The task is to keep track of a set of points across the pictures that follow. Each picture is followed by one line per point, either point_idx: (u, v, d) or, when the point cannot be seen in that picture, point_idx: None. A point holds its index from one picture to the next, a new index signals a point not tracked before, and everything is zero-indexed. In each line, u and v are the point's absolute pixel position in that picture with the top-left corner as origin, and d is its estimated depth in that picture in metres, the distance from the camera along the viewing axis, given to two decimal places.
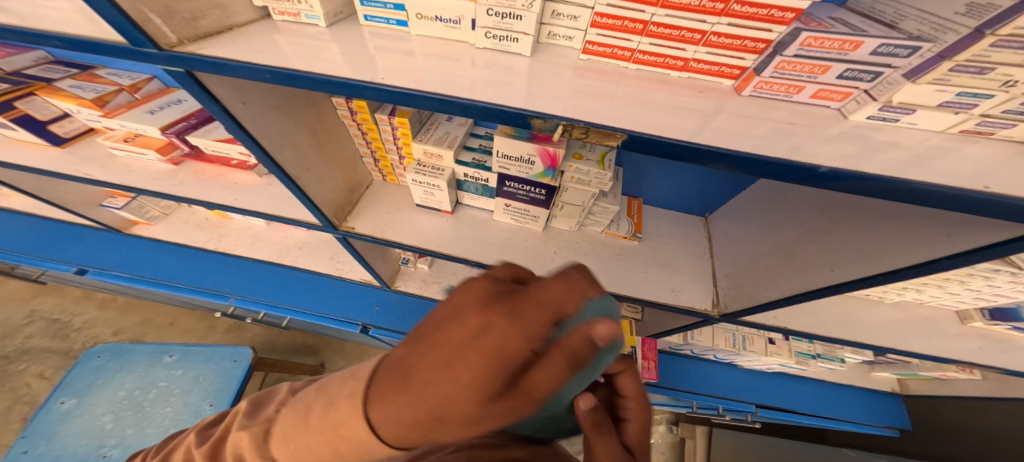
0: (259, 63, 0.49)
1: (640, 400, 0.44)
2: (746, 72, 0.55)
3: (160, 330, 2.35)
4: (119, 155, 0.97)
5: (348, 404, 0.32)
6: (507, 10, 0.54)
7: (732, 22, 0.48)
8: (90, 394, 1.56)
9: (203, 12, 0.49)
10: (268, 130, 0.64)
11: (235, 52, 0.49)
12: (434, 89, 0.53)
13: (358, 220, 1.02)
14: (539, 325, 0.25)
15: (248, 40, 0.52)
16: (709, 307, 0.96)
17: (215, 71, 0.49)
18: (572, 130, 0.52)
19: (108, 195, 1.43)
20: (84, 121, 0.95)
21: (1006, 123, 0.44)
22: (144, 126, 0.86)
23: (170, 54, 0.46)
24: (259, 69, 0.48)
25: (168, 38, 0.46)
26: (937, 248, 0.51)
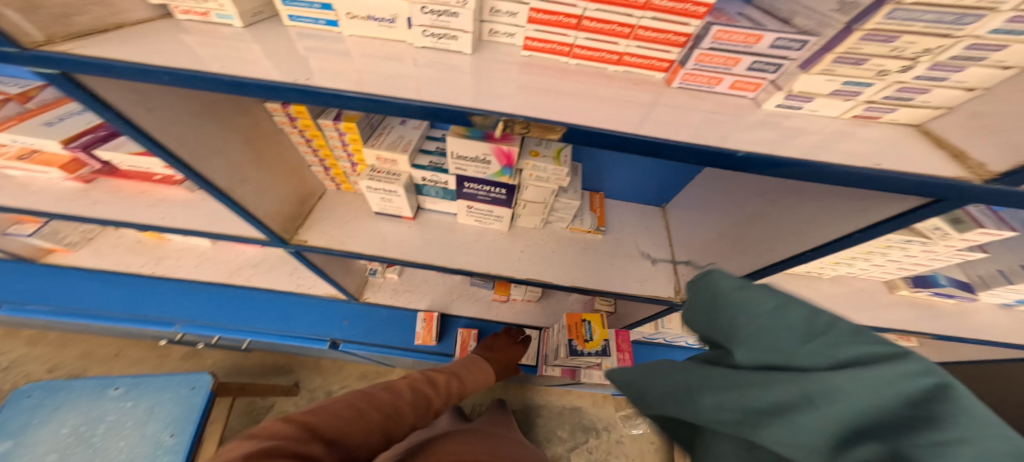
0: (152, 64, 0.45)
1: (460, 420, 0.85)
2: (674, 65, 0.58)
3: (104, 364, 2.14)
4: (15, 176, 0.88)
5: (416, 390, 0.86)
6: (442, 8, 0.52)
7: (657, 16, 0.51)
8: (24, 435, 1.38)
9: (77, 8, 0.44)
10: (187, 139, 0.60)
11: (127, 53, 0.45)
12: (365, 90, 0.50)
13: (312, 232, 0.97)
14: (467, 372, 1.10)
15: (148, 41, 0.48)
16: (672, 294, 0.99)
17: (98, 73, 0.44)
18: (513, 125, 0.51)
19: (14, 221, 1.28)
20: None
21: (887, 108, 0.49)
22: (41, 139, 0.77)
23: (34, 53, 0.41)
24: (152, 71, 0.44)
25: (33, 36, 0.42)
26: (849, 223, 0.56)
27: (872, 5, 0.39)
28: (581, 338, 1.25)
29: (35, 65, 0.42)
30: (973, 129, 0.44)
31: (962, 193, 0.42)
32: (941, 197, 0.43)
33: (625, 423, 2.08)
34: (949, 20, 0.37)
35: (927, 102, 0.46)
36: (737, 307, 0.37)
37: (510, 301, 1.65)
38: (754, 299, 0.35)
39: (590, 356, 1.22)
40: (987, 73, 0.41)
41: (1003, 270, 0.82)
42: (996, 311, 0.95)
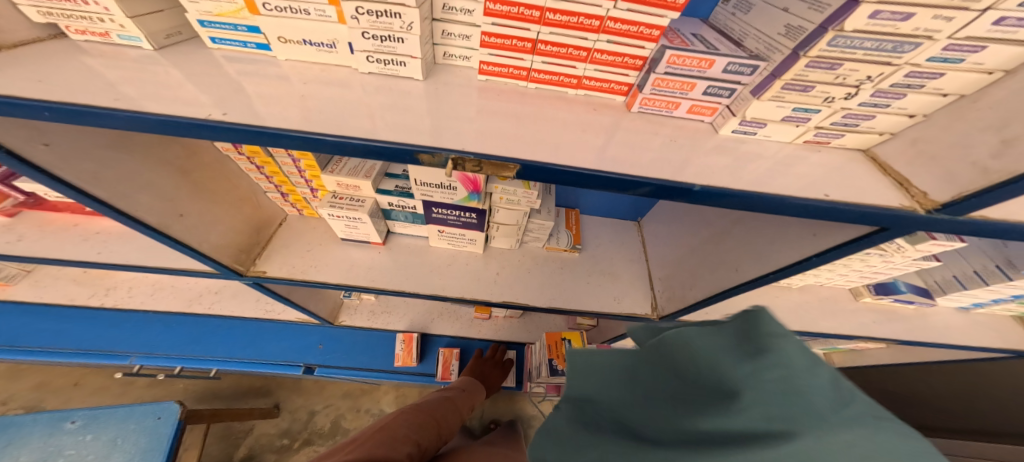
0: (33, 97, 0.39)
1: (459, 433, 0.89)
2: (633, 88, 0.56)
3: (59, 395, 1.98)
4: None
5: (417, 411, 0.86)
6: (384, 33, 0.49)
7: (611, 39, 0.49)
8: None
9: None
10: (101, 176, 0.54)
11: (9, 86, 0.39)
12: (299, 123, 0.46)
13: (271, 262, 0.91)
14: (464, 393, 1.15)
15: (38, 68, 0.43)
16: (649, 311, 0.99)
17: None
18: (464, 163, 0.47)
19: None
20: None
21: (836, 134, 0.48)
22: None
23: None
24: (33, 106, 0.38)
25: None
26: (807, 247, 0.56)
27: (816, 31, 0.38)
28: (561, 356, 1.23)
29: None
30: (914, 155, 0.45)
31: (905, 223, 0.42)
32: (886, 226, 0.43)
33: None
34: (890, 48, 0.37)
35: (872, 128, 0.47)
36: (748, 361, 0.23)
37: (492, 318, 1.61)
38: (787, 355, 0.22)
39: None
40: (927, 100, 0.42)
41: (958, 276, 0.85)
42: (953, 314, 0.99)
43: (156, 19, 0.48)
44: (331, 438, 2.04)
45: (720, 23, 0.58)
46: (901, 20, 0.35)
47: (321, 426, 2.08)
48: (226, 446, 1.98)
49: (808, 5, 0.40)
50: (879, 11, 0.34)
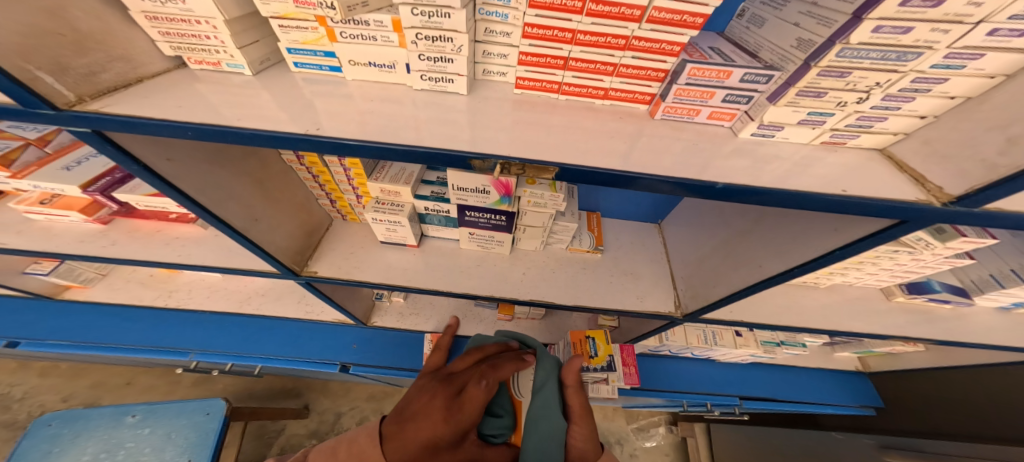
0: (168, 118, 0.47)
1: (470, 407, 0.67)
2: (655, 98, 0.61)
3: (114, 392, 2.12)
4: (36, 220, 0.92)
5: (470, 384, 0.68)
6: (438, 54, 0.57)
7: (636, 55, 0.54)
8: None
9: (102, 66, 0.48)
10: (204, 185, 0.63)
11: (148, 109, 0.48)
12: (368, 136, 0.54)
13: (321, 263, 1.02)
14: (470, 397, 0.67)
15: (167, 94, 0.52)
16: (673, 309, 1.02)
17: (126, 130, 0.46)
18: (509, 167, 0.54)
19: (33, 261, 1.31)
20: None
21: (851, 134, 0.52)
22: (58, 184, 0.80)
23: (71, 113, 0.43)
24: (178, 128, 0.47)
25: (66, 97, 0.44)
26: (831, 241, 0.58)
27: (825, 45, 0.42)
28: (586, 354, 1.31)
29: (70, 123, 0.44)
30: (926, 153, 0.48)
31: (923, 215, 0.45)
32: (905, 219, 0.46)
33: (639, 436, 2.19)
34: (893, 57, 0.41)
35: (887, 128, 0.50)
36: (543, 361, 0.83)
37: (515, 320, 1.65)
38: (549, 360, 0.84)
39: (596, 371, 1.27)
40: (937, 102, 0.45)
41: (995, 275, 0.84)
42: (992, 314, 0.96)
43: (255, 48, 0.56)
44: None
45: (734, 35, 0.63)
46: (902, 32, 0.39)
47: (347, 428, 2.17)
48: (259, 446, 2.09)
49: (817, 21, 0.44)
50: (880, 26, 0.38)
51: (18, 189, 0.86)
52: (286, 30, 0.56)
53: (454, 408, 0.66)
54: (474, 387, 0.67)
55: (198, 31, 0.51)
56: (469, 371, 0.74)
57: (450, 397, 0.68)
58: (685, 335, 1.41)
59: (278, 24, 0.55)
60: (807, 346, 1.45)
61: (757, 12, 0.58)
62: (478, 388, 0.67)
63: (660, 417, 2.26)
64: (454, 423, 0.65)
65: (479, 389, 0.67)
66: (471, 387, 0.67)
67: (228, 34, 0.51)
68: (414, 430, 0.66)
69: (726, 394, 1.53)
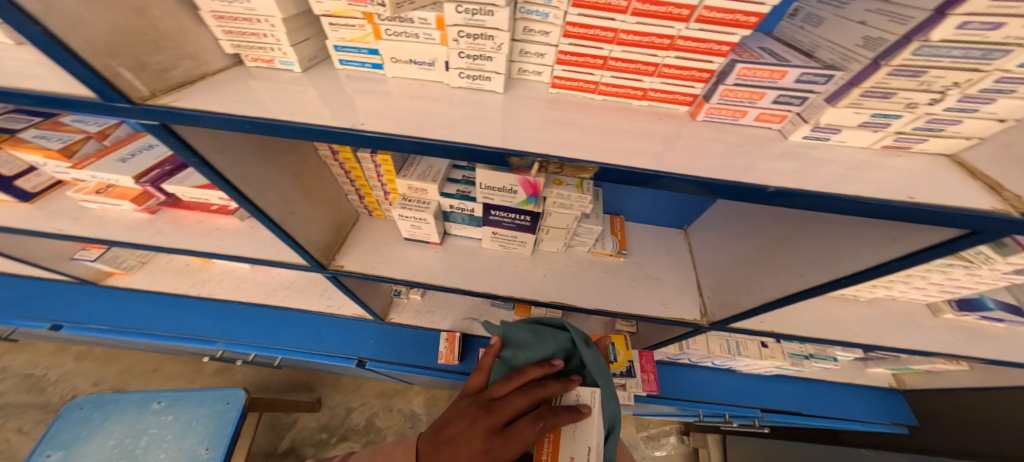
0: (231, 112, 0.49)
1: (516, 443, 0.64)
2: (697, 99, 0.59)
3: (141, 379, 2.19)
4: (91, 208, 0.96)
5: (522, 422, 0.65)
6: (478, 52, 0.57)
7: (680, 55, 0.52)
8: (75, 446, 1.44)
9: (174, 63, 0.50)
10: (250, 177, 0.66)
11: (213, 104, 0.50)
12: (409, 131, 0.54)
13: (347, 258, 1.04)
14: (520, 435, 0.64)
15: (227, 90, 0.53)
16: (698, 317, 1.00)
17: (190, 123, 0.49)
18: (547, 166, 0.54)
19: (80, 247, 1.37)
20: (55, 174, 0.90)
21: (919, 138, 0.50)
22: (115, 176, 0.83)
23: (146, 107, 0.46)
24: (238, 121, 0.49)
25: (140, 91, 0.47)
26: (885, 252, 0.56)
27: (898, 42, 0.40)
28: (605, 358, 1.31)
29: (143, 117, 0.47)
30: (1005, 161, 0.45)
31: (999, 226, 0.42)
32: (977, 229, 0.43)
33: (648, 445, 2.14)
34: (977, 55, 0.39)
35: (959, 133, 0.48)
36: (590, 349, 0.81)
37: None
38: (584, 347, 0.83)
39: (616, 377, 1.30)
40: (1015, 105, 0.43)
41: None
42: None
43: (305, 47, 0.58)
44: (365, 435, 2.15)
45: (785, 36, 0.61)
46: (990, 28, 0.36)
47: (357, 423, 2.19)
48: (273, 436, 2.13)
49: (888, 18, 0.43)
50: (967, 22, 0.36)
51: (76, 179, 0.90)
52: (335, 28, 0.58)
53: (494, 440, 0.64)
54: (526, 426, 0.65)
55: (257, 30, 0.52)
56: (520, 401, 0.68)
57: (494, 430, 0.65)
58: (707, 344, 1.38)
59: (328, 22, 0.57)
60: (838, 360, 1.39)
61: (813, 11, 0.57)
62: (529, 427, 0.65)
63: (672, 427, 2.20)
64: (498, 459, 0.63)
65: (530, 428, 0.65)
66: (524, 425, 0.64)
67: (284, 33, 0.52)
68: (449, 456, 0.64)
69: (745, 405, 1.48)
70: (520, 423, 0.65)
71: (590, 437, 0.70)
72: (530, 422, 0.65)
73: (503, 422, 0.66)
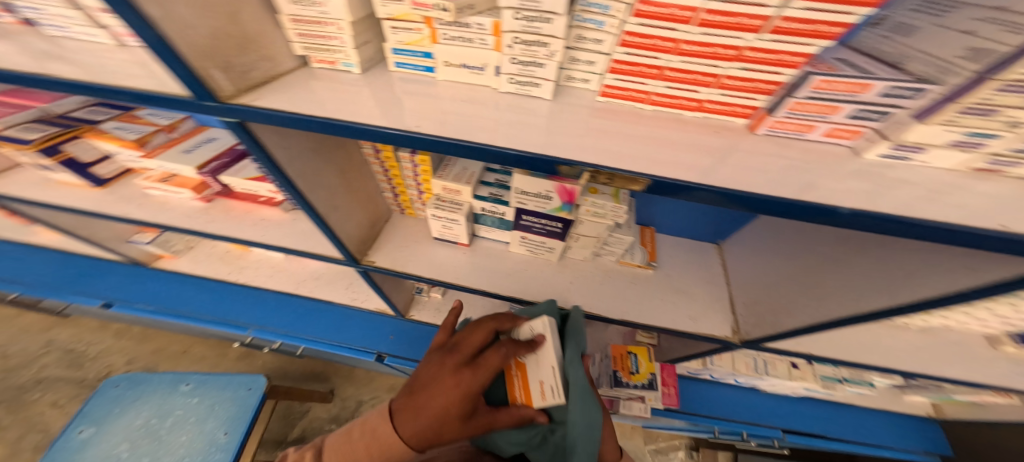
0: (304, 113, 0.52)
1: (484, 370, 0.67)
2: (758, 112, 0.56)
3: (170, 360, 2.28)
4: (154, 194, 1.01)
5: (488, 353, 0.69)
6: (530, 59, 0.57)
7: (745, 66, 0.49)
8: (106, 422, 1.49)
9: (254, 65, 0.53)
10: (304, 173, 0.69)
11: (285, 103, 0.53)
12: (461, 134, 0.55)
13: (379, 254, 1.07)
14: (485, 363, 0.67)
15: (296, 91, 0.56)
16: (730, 334, 0.96)
17: (264, 121, 0.52)
18: (597, 176, 0.53)
19: (137, 230, 1.46)
20: (126, 162, 0.97)
21: (1010, 162, 0.46)
22: (178, 165, 0.88)
23: (227, 106, 0.50)
24: (307, 121, 0.52)
25: (225, 90, 0.51)
26: (956, 282, 0.53)
27: (1015, 53, 0.34)
28: (627, 369, 1.30)
29: (223, 114, 0.51)
30: None
31: None
32: None
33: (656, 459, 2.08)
34: None
35: None
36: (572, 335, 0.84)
37: None
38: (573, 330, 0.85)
39: (635, 388, 1.26)
40: None
41: None
42: None
43: (364, 49, 0.60)
44: None
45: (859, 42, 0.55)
46: None
47: None
48: (285, 425, 2.19)
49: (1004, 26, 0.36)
50: None
51: (145, 167, 0.96)
52: (395, 31, 0.60)
53: (463, 376, 0.67)
54: (490, 354, 0.69)
55: (327, 33, 0.55)
56: (483, 337, 0.74)
57: (461, 364, 0.69)
58: (732, 361, 1.33)
59: (390, 26, 0.59)
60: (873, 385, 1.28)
61: (903, 19, 0.51)
62: (493, 353, 0.69)
63: (680, 441, 2.12)
64: (469, 390, 0.65)
65: (494, 357, 0.68)
66: (488, 353, 0.69)
67: (351, 35, 0.55)
68: (424, 400, 0.66)
69: (767, 425, 1.46)
70: (486, 353, 0.70)
71: (552, 358, 0.75)
72: (498, 351, 0.69)
73: (467, 356, 0.70)
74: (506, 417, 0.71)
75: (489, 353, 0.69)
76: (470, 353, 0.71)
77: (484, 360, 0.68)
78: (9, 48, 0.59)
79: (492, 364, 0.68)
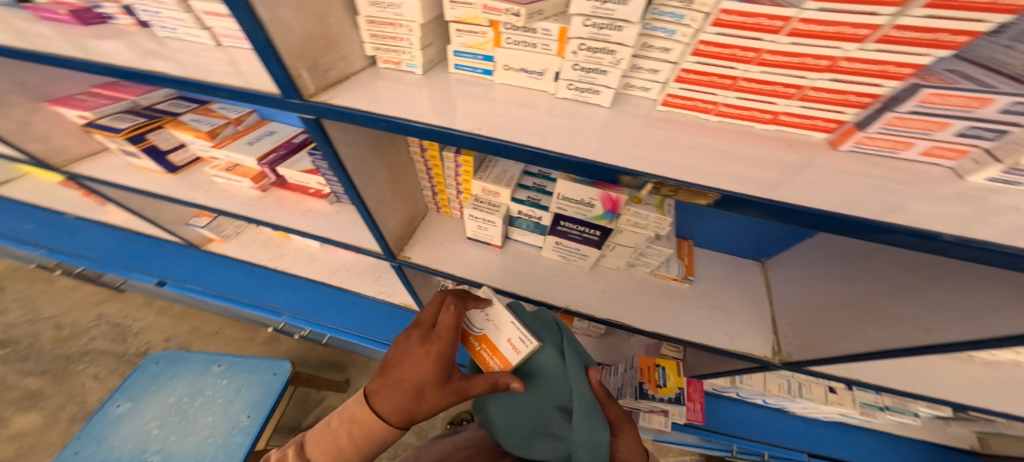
0: (378, 112, 0.54)
1: (446, 331, 0.67)
2: (845, 126, 0.52)
3: (203, 339, 2.39)
4: (219, 182, 1.07)
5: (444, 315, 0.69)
6: (593, 66, 0.56)
7: (837, 77, 0.45)
8: (140, 398, 1.57)
9: (332, 65, 0.56)
10: (360, 169, 0.72)
11: (358, 102, 0.55)
12: (521, 138, 0.55)
13: (414, 250, 1.09)
14: (444, 324, 0.68)
15: (367, 90, 0.58)
16: (769, 354, 0.92)
17: (339, 119, 0.55)
18: (660, 188, 0.51)
19: (195, 214, 1.56)
20: (198, 151, 1.06)
21: None
22: (243, 155, 0.97)
23: (310, 104, 0.53)
24: (377, 119, 0.54)
25: (309, 88, 0.53)
26: None
27: None
28: (654, 382, 1.25)
29: (303, 110, 0.55)
30: None
31: None
32: None
33: None
34: None
35: None
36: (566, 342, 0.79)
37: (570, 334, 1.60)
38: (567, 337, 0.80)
39: (660, 402, 1.20)
40: None
41: None
42: None
43: (428, 51, 0.61)
44: None
45: (976, 53, 0.49)
46: None
47: None
48: (300, 413, 2.25)
49: None
50: None
51: (213, 157, 1.05)
52: (460, 33, 0.61)
53: (430, 343, 0.66)
54: (447, 314, 0.69)
55: (397, 34, 0.56)
56: (438, 308, 0.74)
57: (422, 333, 0.69)
58: (763, 381, 1.28)
59: (456, 28, 0.60)
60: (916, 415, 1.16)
61: None
62: (450, 313, 0.70)
63: (692, 457, 2.04)
64: (439, 353, 0.65)
65: (450, 316, 0.69)
66: (443, 315, 0.69)
67: (418, 37, 0.56)
68: (397, 380, 0.64)
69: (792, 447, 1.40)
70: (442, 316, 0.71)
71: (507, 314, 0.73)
72: (452, 310, 0.70)
73: (427, 326, 0.70)
74: (477, 384, 0.66)
75: (444, 314, 0.69)
76: (430, 325, 0.70)
77: (444, 324, 0.68)
78: (125, 48, 0.67)
79: (451, 322, 0.68)
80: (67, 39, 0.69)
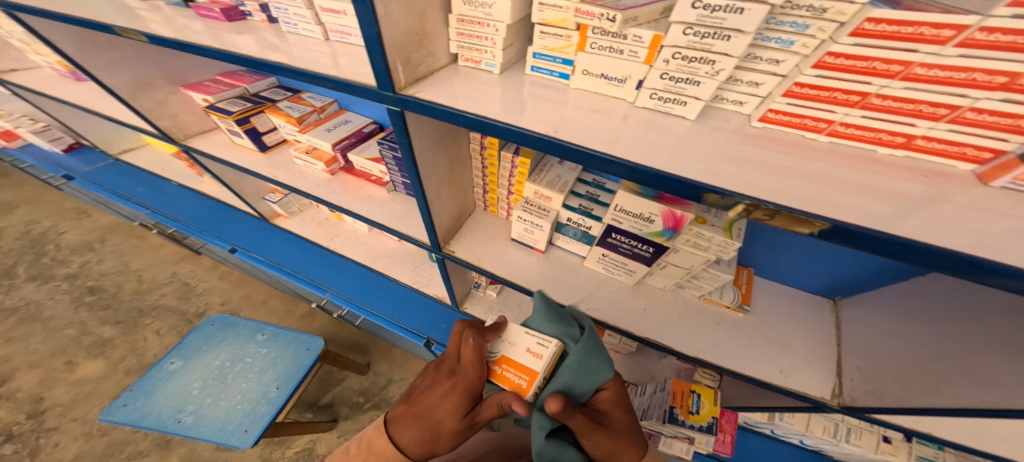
0: (460, 108, 0.55)
1: (469, 366, 0.65)
2: (1003, 158, 0.44)
3: (252, 307, 2.60)
4: (298, 164, 1.16)
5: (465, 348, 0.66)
6: (684, 76, 0.53)
7: (1008, 97, 0.39)
8: (194, 356, 1.72)
9: (421, 60, 0.58)
10: (426, 161, 0.74)
11: (441, 97, 0.57)
12: (598, 145, 0.53)
13: (459, 244, 1.10)
14: (467, 359, 0.65)
15: (451, 87, 0.59)
16: (827, 395, 0.81)
17: (422, 112, 0.57)
18: (753, 210, 0.47)
19: (269, 190, 1.70)
20: (285, 135, 1.16)
21: None
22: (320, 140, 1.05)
23: (398, 96, 0.55)
24: (456, 115, 0.55)
25: (400, 82, 0.56)
26: None
27: None
28: (685, 407, 1.16)
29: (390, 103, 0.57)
30: None
31: None
32: None
33: None
34: None
35: None
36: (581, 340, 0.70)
37: None
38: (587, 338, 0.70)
39: (690, 429, 1.13)
40: None
41: None
42: None
43: (508, 51, 0.62)
44: None
45: None
46: None
47: (391, 396, 2.30)
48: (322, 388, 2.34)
49: None
50: None
51: (298, 141, 1.14)
52: (542, 36, 0.61)
53: (457, 379, 0.67)
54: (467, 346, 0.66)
55: (482, 33, 0.57)
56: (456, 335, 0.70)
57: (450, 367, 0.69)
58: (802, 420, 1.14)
59: (540, 30, 0.60)
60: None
61: None
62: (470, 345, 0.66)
63: None
64: (466, 388, 0.66)
65: (469, 348, 0.66)
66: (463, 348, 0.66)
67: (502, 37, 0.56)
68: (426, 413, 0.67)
69: None
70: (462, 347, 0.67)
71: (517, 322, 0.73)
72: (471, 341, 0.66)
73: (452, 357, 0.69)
74: (489, 411, 0.66)
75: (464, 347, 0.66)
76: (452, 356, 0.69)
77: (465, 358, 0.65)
78: (253, 40, 0.73)
79: (473, 356, 0.65)
80: (211, 32, 0.78)
